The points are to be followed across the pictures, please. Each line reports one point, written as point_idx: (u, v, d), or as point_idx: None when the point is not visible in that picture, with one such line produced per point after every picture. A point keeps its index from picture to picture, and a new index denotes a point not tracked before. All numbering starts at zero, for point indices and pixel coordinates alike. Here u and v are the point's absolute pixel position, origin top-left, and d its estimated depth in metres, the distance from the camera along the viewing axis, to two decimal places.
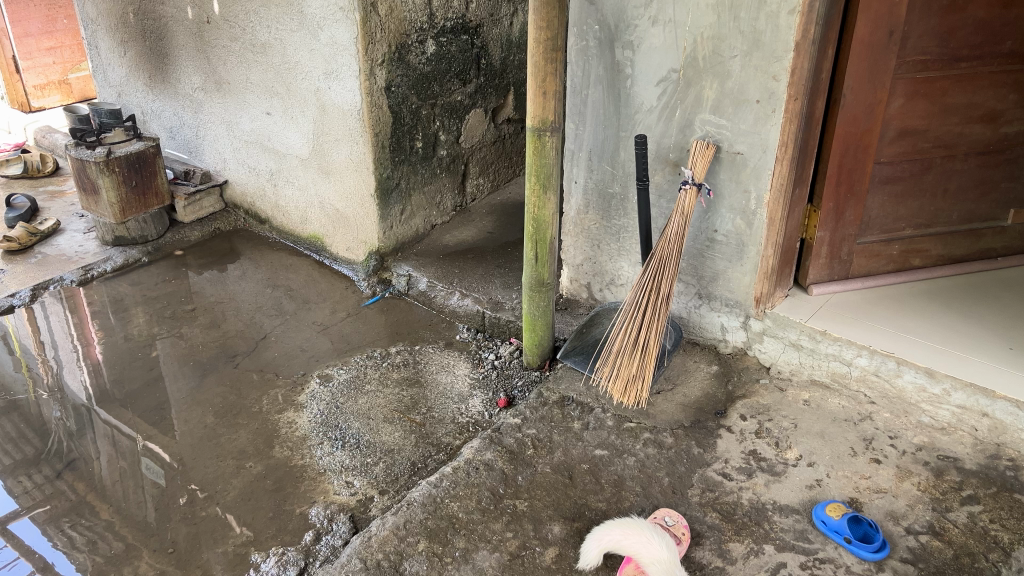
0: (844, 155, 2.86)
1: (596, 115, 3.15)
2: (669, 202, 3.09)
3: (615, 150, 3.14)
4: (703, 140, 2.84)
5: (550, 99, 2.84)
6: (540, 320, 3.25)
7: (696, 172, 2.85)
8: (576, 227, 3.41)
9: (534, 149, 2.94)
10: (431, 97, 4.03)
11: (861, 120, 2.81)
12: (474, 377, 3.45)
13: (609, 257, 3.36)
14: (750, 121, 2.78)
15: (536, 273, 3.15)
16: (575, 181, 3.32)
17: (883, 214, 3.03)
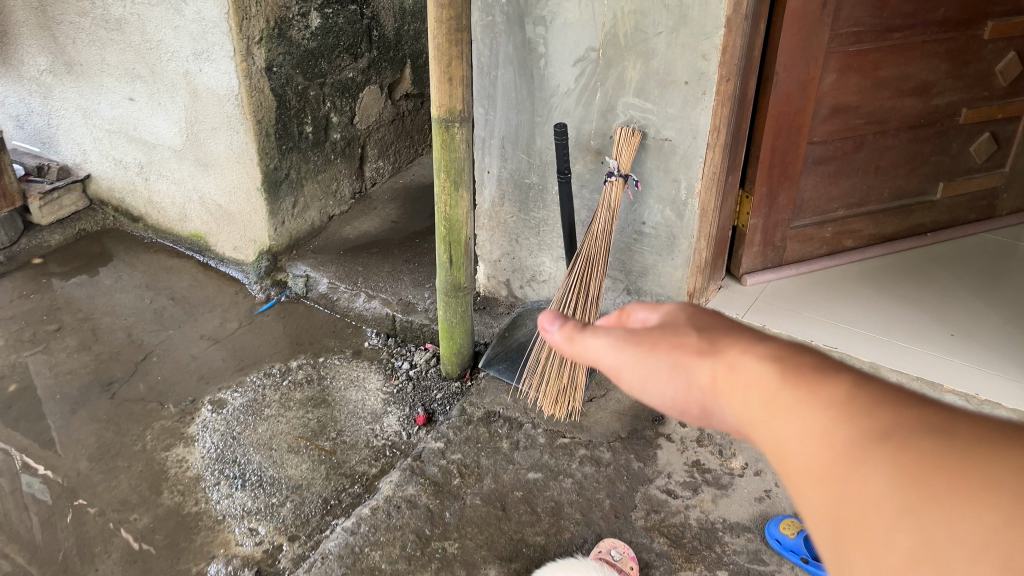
0: (777, 137, 2.65)
1: (507, 99, 2.84)
2: (593, 193, 2.83)
3: (531, 137, 2.86)
4: (629, 127, 2.57)
5: (456, 86, 2.51)
6: (457, 327, 2.95)
7: (622, 162, 2.59)
8: (491, 221, 3.12)
9: (440, 143, 2.61)
10: (318, 76, 3.62)
11: (793, 98, 2.60)
12: (387, 391, 3.14)
13: (529, 252, 3.09)
14: (678, 104, 2.53)
15: (451, 277, 2.84)
16: (488, 171, 3.01)
17: (816, 197, 2.85)
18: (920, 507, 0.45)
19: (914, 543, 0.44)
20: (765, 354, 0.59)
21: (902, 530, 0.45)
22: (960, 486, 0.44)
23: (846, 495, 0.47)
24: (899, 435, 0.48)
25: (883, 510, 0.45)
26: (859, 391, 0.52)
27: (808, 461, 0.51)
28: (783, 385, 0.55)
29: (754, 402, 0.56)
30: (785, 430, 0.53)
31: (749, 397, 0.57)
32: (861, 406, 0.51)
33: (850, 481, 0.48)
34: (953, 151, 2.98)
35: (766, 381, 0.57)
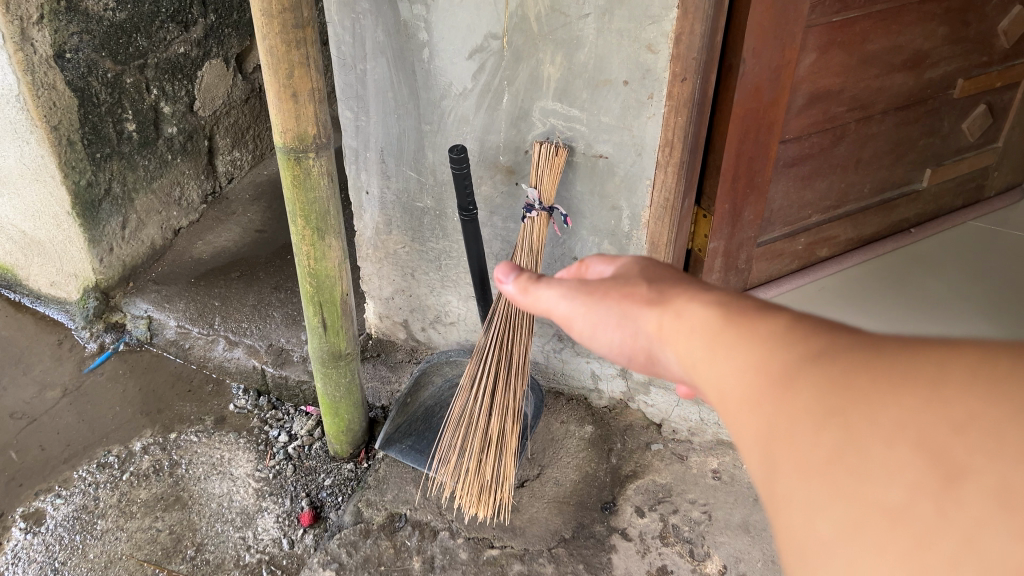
0: (745, 141, 2.02)
1: (383, 101, 2.10)
2: (506, 220, 2.15)
3: (419, 149, 2.14)
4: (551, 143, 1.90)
5: (305, 104, 1.76)
6: (343, 401, 2.28)
7: (545, 190, 1.93)
8: (377, 252, 2.41)
9: (291, 182, 1.87)
10: (135, 57, 2.76)
11: (764, 91, 1.96)
12: (263, 477, 2.45)
13: (429, 289, 2.41)
14: (616, 110, 1.85)
15: (328, 345, 2.15)
16: (366, 191, 2.29)
17: (788, 205, 2.25)
18: (837, 399, 0.52)
19: (835, 434, 0.51)
20: (708, 303, 0.73)
21: (817, 425, 0.52)
22: (873, 377, 0.52)
23: (777, 400, 0.56)
24: (826, 349, 0.56)
25: (801, 401, 0.54)
26: (792, 322, 0.62)
27: (737, 379, 0.62)
28: (722, 325, 0.67)
29: (687, 333, 0.72)
30: (718, 360, 0.65)
31: (688, 326, 0.72)
32: (792, 333, 0.60)
33: (781, 399, 0.56)
34: (944, 131, 2.42)
35: (702, 322, 0.71)
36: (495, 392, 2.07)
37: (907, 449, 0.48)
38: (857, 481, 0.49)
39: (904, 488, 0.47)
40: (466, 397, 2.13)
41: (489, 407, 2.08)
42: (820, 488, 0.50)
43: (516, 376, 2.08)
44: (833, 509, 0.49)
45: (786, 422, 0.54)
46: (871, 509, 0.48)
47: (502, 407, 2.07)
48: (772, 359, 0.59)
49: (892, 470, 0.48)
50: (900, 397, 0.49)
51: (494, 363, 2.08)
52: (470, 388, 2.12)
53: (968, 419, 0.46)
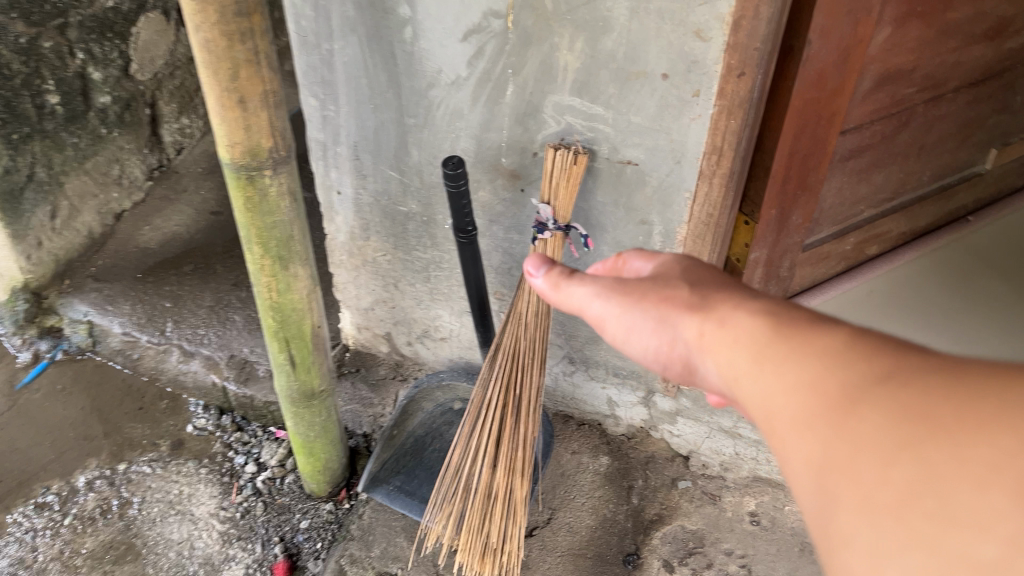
0: (801, 137, 1.65)
1: (355, 87, 1.71)
2: (509, 231, 1.79)
3: (402, 146, 1.76)
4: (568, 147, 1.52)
5: (257, 110, 1.37)
6: (318, 441, 1.94)
7: (558, 205, 1.56)
8: (352, 258, 2.04)
9: (243, 205, 1.48)
10: (54, 15, 2.29)
11: (828, 77, 1.58)
12: (229, 517, 2.13)
13: (415, 302, 2.05)
14: (651, 109, 1.48)
15: (298, 384, 1.80)
16: (337, 190, 1.92)
17: (839, 202, 1.91)
18: (905, 434, 0.57)
19: (905, 470, 0.55)
20: (758, 318, 0.80)
21: (887, 459, 0.56)
22: (949, 419, 0.56)
23: (844, 430, 0.60)
24: (896, 380, 0.61)
25: (874, 436, 0.58)
26: (855, 349, 0.67)
27: (799, 404, 0.66)
28: (772, 343, 0.75)
29: (751, 351, 0.76)
30: (783, 382, 0.70)
31: (751, 346, 0.77)
32: (862, 364, 0.65)
33: (846, 426, 0.61)
34: (1016, 107, 2.06)
35: (767, 343, 0.75)
36: (502, 432, 1.73)
37: (996, 495, 0.51)
38: (938, 524, 0.52)
39: (988, 534, 0.50)
40: (466, 438, 1.78)
41: (494, 451, 1.74)
42: (897, 525, 0.54)
43: (527, 416, 1.72)
44: (911, 548, 0.52)
45: (859, 456, 0.58)
46: (952, 555, 0.50)
47: (509, 451, 1.72)
48: (828, 381, 0.65)
49: (985, 518, 0.50)
50: (984, 438, 0.53)
51: (500, 400, 1.73)
52: (471, 427, 1.77)
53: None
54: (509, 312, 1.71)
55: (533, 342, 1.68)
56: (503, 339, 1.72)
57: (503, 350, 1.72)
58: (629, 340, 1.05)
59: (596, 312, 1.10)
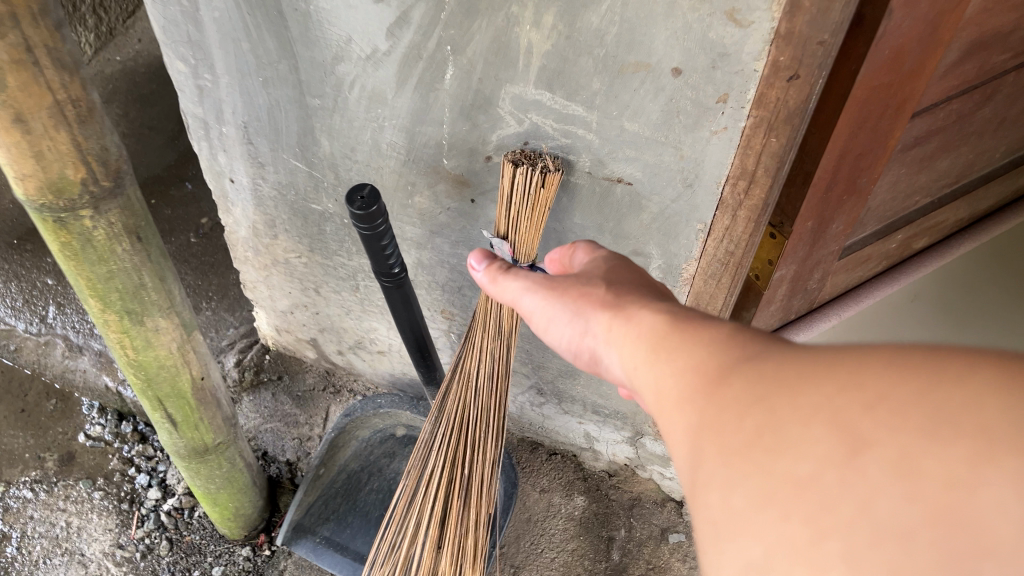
0: (858, 133, 1.19)
1: (236, 53, 1.21)
2: (457, 246, 1.34)
3: (307, 132, 1.28)
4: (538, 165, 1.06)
5: (49, 132, 0.88)
6: (223, 492, 1.54)
7: (520, 240, 1.12)
8: (259, 257, 1.59)
9: (60, 250, 1.01)
10: None
11: (906, 55, 1.11)
12: (126, 559, 1.75)
13: (341, 311, 1.62)
14: (654, 114, 1.00)
15: (186, 442, 1.38)
16: (230, 177, 1.44)
17: (892, 197, 1.46)
18: (762, 390, 0.51)
19: (756, 419, 0.50)
20: (660, 311, 0.73)
21: (742, 413, 0.51)
22: (797, 373, 0.50)
23: (710, 399, 0.55)
24: (757, 354, 0.55)
25: (731, 397, 0.53)
26: (735, 334, 0.62)
27: (682, 387, 0.60)
28: (669, 336, 0.67)
29: (639, 342, 0.71)
30: (663, 367, 0.64)
31: (643, 334, 0.71)
32: (737, 348, 0.59)
33: (714, 400, 0.55)
34: None
35: (660, 330, 0.70)
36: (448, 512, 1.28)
37: (821, 430, 0.45)
38: (771, 460, 0.47)
39: (814, 462, 0.44)
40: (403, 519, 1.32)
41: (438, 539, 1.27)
42: (742, 471, 0.48)
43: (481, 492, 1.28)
44: (754, 488, 0.47)
45: (716, 420, 0.53)
46: (786, 484, 0.45)
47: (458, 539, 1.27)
48: (706, 363, 0.59)
49: (803, 446, 0.45)
50: (820, 381, 0.47)
51: (446, 470, 1.27)
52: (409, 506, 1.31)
53: (889, 398, 0.44)
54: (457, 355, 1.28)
55: (487, 395, 1.25)
56: (451, 387, 1.29)
57: (450, 402, 1.28)
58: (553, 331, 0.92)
59: (524, 304, 0.97)
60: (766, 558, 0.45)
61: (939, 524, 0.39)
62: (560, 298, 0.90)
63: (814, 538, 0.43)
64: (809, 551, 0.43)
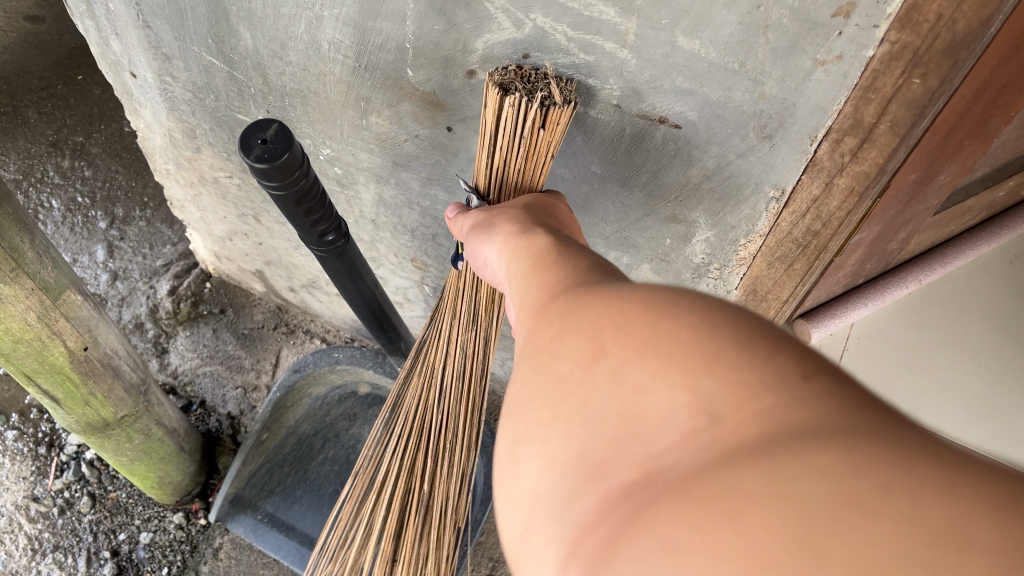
0: (1012, 59, 0.81)
1: None
2: (431, 186, 0.99)
3: (219, 17, 0.90)
4: (535, 94, 0.69)
5: None
6: (139, 465, 1.26)
7: (506, 192, 0.78)
8: (182, 173, 1.24)
9: None
10: None
11: None
12: (42, 515, 1.49)
13: (289, 245, 1.29)
14: (727, 27, 0.63)
15: (77, 419, 1.08)
16: (131, 71, 1.07)
17: (1018, 137, 1.09)
18: (568, 296, 0.45)
19: (546, 320, 0.45)
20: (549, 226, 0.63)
21: (542, 315, 0.46)
22: (598, 289, 0.44)
23: (530, 303, 0.49)
24: (589, 268, 0.49)
25: (551, 304, 0.46)
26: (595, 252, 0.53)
27: (521, 288, 0.54)
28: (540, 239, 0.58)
29: (524, 254, 0.56)
30: (513, 271, 0.56)
31: (524, 249, 0.57)
32: (590, 264, 0.51)
33: (532, 306, 0.49)
34: None
35: (537, 246, 0.56)
36: (397, 538, 0.92)
37: (583, 343, 0.40)
38: (541, 359, 0.43)
39: (574, 362, 0.40)
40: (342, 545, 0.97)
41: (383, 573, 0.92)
42: (522, 365, 0.44)
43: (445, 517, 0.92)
44: (524, 383, 0.43)
45: (531, 322, 0.47)
46: (548, 381, 0.41)
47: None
48: (548, 266, 0.52)
49: (564, 351, 0.41)
50: (608, 298, 0.42)
51: (395, 482, 0.93)
52: (348, 531, 0.95)
53: (637, 318, 0.39)
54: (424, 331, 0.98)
55: (457, 384, 0.92)
56: (414, 373, 0.96)
57: (410, 391, 0.95)
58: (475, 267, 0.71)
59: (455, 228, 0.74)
60: (514, 447, 0.42)
61: (626, 418, 0.36)
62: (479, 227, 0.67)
63: (543, 427, 0.40)
64: (539, 434, 0.40)
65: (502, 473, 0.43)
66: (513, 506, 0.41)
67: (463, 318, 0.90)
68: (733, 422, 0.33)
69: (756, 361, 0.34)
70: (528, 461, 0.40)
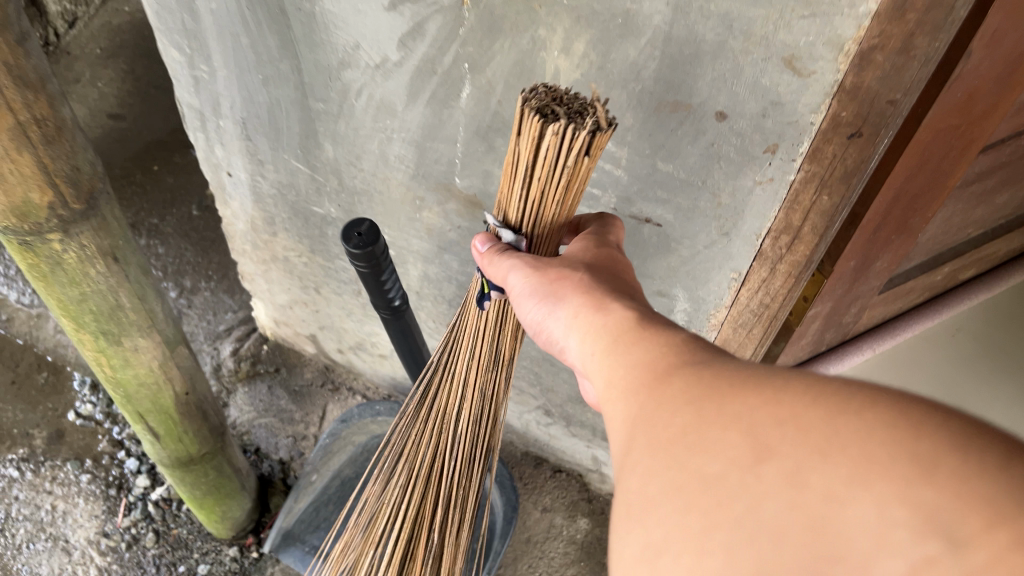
0: (917, 176, 1.07)
1: (234, 45, 1.10)
2: (469, 266, 1.24)
3: (310, 135, 1.17)
4: (574, 118, 0.64)
5: (12, 153, 0.78)
6: (208, 500, 1.47)
7: (545, 216, 0.75)
8: (258, 252, 1.50)
9: (30, 272, 0.93)
10: None
11: (980, 97, 0.98)
12: (112, 549, 1.69)
13: (343, 314, 1.54)
14: (691, 157, 0.89)
15: (170, 452, 1.31)
16: (228, 171, 1.34)
17: (944, 231, 1.34)
18: (701, 389, 0.46)
19: (681, 414, 0.46)
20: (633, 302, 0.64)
21: (674, 407, 0.46)
22: (734, 383, 0.45)
23: (646, 395, 0.50)
24: (707, 361, 0.50)
25: (671, 395, 0.48)
26: (698, 343, 0.54)
27: (625, 373, 0.55)
28: (629, 325, 0.60)
29: (603, 333, 0.61)
30: (613, 357, 0.58)
31: (607, 329, 0.61)
32: (689, 349, 0.54)
33: (653, 397, 0.49)
34: None
35: (620, 327, 0.60)
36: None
37: (739, 444, 0.41)
38: (689, 453, 0.43)
39: (724, 462, 0.41)
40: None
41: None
42: (647, 458, 0.45)
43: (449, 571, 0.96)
44: (658, 478, 0.43)
45: (647, 414, 0.48)
46: (692, 479, 0.42)
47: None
48: (660, 358, 0.53)
49: (719, 447, 0.42)
50: (755, 396, 0.43)
51: (400, 542, 0.94)
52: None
53: (801, 416, 0.40)
54: (437, 359, 0.95)
55: (468, 430, 0.91)
56: (422, 411, 0.95)
57: (417, 435, 0.95)
58: (527, 315, 0.72)
59: (496, 272, 0.74)
60: (651, 551, 0.41)
61: (815, 531, 0.36)
62: (545, 286, 0.69)
63: (698, 537, 0.39)
64: (684, 539, 0.40)
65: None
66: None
67: (479, 361, 0.89)
68: (986, 549, 0.31)
69: (989, 476, 0.34)
70: (673, 558, 0.40)
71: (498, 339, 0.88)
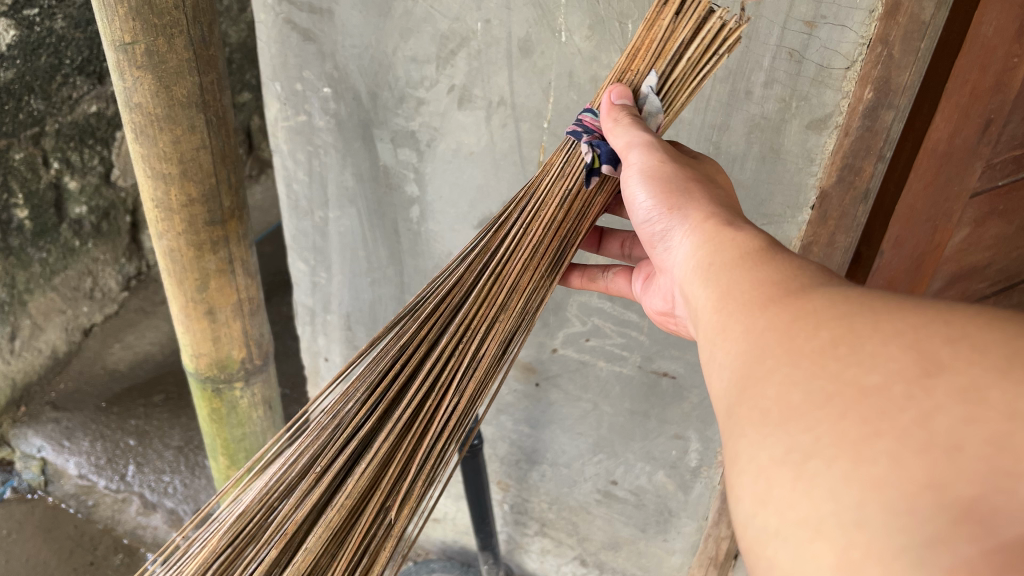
0: None
1: (351, 256, 1.49)
2: (521, 425, 1.56)
3: None
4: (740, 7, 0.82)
5: (229, 321, 1.15)
6: None
7: (680, 95, 0.86)
8: None
9: (208, 415, 1.28)
10: (29, 125, 2.05)
11: (898, 284, 1.36)
12: None
13: None
14: None
15: None
16: (325, 357, 1.69)
17: None
18: (847, 304, 0.50)
19: (830, 325, 0.49)
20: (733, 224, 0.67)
21: (820, 320, 0.49)
22: (885, 303, 0.49)
23: (778, 309, 0.53)
24: (836, 284, 0.53)
25: (810, 307, 0.51)
26: (816, 269, 0.58)
27: (745, 287, 0.58)
28: (736, 248, 0.63)
29: (717, 246, 0.65)
30: (722, 281, 0.61)
31: (715, 255, 0.64)
32: (803, 270, 0.57)
33: (791, 310, 0.52)
34: None
35: (729, 253, 0.63)
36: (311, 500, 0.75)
37: (903, 358, 0.44)
38: (846, 363, 0.46)
39: (885, 374, 0.44)
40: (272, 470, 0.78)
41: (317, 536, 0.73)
42: (795, 367, 0.48)
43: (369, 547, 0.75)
44: (811, 383, 0.46)
45: (781, 330, 0.51)
46: (848, 388, 0.45)
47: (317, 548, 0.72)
48: (782, 276, 0.56)
49: (880, 359, 0.45)
50: (910, 315, 0.46)
51: (373, 457, 0.77)
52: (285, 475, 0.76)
53: (973, 338, 0.43)
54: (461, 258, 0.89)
55: (497, 346, 0.85)
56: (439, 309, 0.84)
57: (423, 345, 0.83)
58: (638, 219, 0.78)
59: (616, 141, 0.81)
60: (805, 460, 0.44)
61: (998, 449, 0.39)
62: (669, 180, 0.75)
63: (858, 444, 0.42)
64: (848, 446, 0.43)
65: (765, 485, 0.46)
66: (795, 526, 0.44)
67: (545, 258, 0.87)
68: None
69: None
70: (830, 463, 0.43)
71: (573, 231, 0.90)
